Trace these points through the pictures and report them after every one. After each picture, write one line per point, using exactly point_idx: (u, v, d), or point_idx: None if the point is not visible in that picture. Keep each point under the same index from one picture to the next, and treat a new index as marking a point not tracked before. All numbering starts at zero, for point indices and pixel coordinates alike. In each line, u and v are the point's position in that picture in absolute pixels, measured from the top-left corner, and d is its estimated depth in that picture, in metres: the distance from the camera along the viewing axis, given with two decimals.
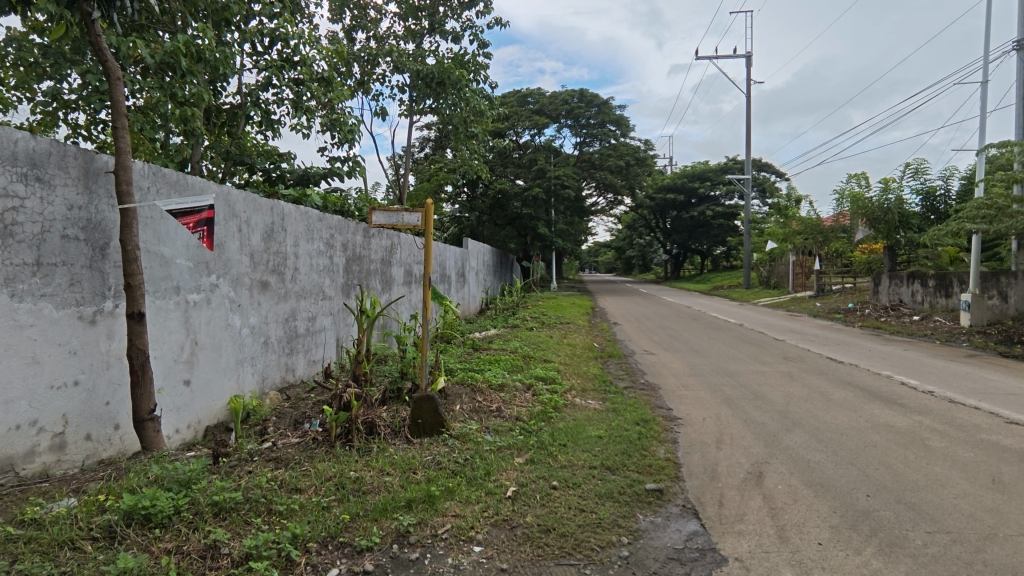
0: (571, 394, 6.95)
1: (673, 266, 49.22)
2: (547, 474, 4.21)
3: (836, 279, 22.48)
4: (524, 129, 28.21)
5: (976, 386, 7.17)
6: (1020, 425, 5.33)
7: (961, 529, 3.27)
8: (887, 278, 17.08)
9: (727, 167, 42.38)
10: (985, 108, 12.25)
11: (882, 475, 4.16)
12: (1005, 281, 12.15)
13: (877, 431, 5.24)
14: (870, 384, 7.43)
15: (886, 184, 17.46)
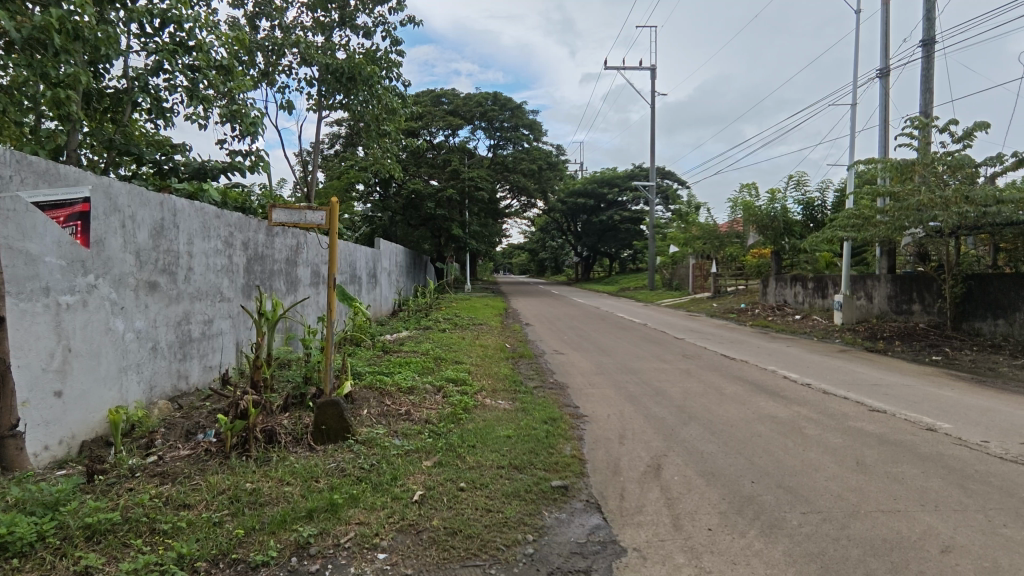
0: (481, 395, 6.97)
1: (584, 269, 50.74)
2: (455, 476, 4.20)
3: (730, 282, 24.15)
4: (438, 130, 28.00)
5: (846, 378, 7.96)
6: (880, 412, 5.96)
7: (830, 508, 3.62)
8: (774, 280, 18.57)
9: (634, 173, 44.31)
10: (855, 128, 13.63)
11: (765, 462, 4.51)
12: (870, 284, 13.83)
13: (762, 422, 5.68)
14: (757, 378, 8.04)
15: (773, 194, 19.01)
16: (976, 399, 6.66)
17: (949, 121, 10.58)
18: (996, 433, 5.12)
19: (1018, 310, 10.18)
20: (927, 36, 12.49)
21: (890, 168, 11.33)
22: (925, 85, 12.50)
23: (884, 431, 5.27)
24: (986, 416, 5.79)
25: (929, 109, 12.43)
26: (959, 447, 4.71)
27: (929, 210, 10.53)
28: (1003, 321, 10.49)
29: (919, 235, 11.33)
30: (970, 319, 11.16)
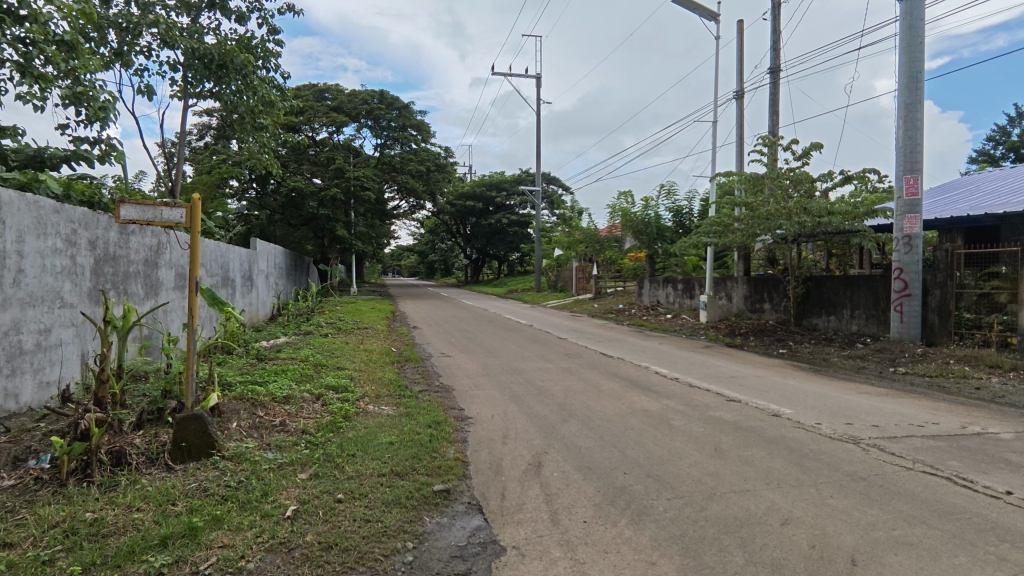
0: (363, 402, 6.76)
1: (473, 271, 50.99)
2: (332, 488, 4.02)
3: (610, 283, 25.48)
4: (321, 126, 26.81)
5: (708, 372, 8.69)
6: (735, 402, 6.58)
7: (692, 492, 3.92)
8: (648, 282, 19.87)
9: (521, 178, 45.32)
10: (715, 143, 14.97)
11: (636, 453, 4.81)
12: (730, 285, 15.29)
13: (634, 416, 6.04)
14: (632, 374, 8.56)
15: (647, 202, 20.35)
16: (812, 386, 7.56)
17: (791, 140, 11.93)
18: (827, 416, 5.85)
19: (845, 306, 11.70)
20: (774, 64, 14.02)
21: (744, 181, 12.57)
22: (772, 108, 14.01)
23: (739, 418, 5.81)
24: (820, 400, 6.60)
25: (776, 130, 13.95)
26: (798, 430, 5.31)
27: (776, 220, 11.83)
28: (834, 317, 12.00)
29: (768, 242, 12.68)
30: (809, 316, 12.68)
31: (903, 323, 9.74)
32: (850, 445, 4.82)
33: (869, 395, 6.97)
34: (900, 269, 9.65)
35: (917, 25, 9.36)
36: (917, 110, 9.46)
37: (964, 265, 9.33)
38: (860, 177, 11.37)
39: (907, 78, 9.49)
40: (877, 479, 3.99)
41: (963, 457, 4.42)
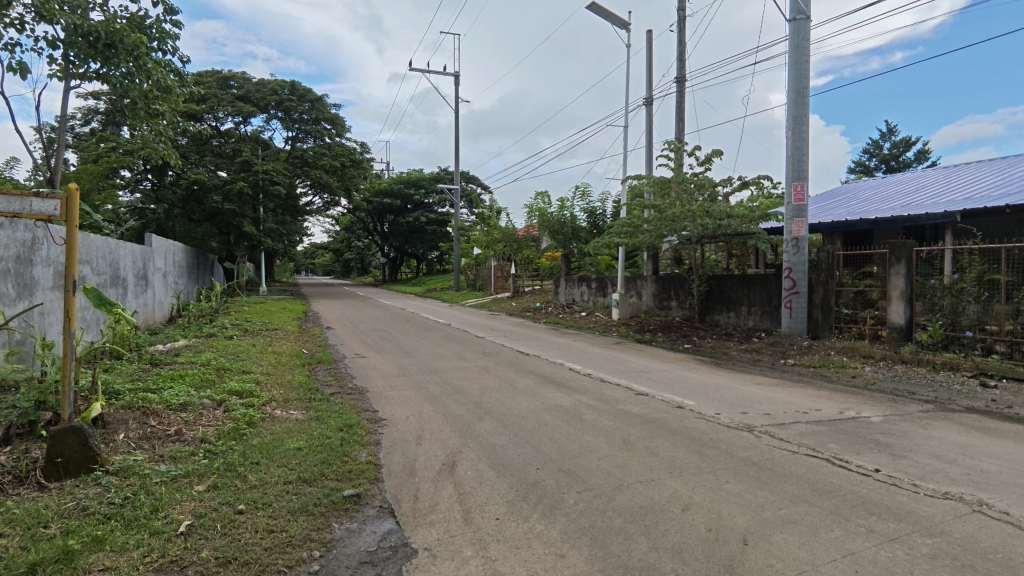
0: (270, 406, 6.43)
1: (390, 269, 49.98)
2: (232, 499, 3.80)
3: (528, 282, 25.81)
4: (225, 115, 25.26)
5: (619, 367, 9.01)
6: (644, 395, 6.87)
7: (601, 484, 4.06)
8: (564, 280, 20.35)
9: (439, 176, 44.94)
10: (626, 147, 15.54)
11: (549, 449, 4.90)
12: (640, 284, 15.95)
13: (548, 412, 6.15)
14: (547, 371, 8.73)
15: (563, 202, 20.82)
16: (713, 379, 8.04)
17: (695, 147, 12.62)
18: (725, 406, 6.24)
19: (743, 304, 12.53)
20: (680, 74, 14.76)
21: (652, 184, 13.16)
22: (678, 116, 14.75)
23: (646, 411, 6.07)
24: (719, 392, 7.04)
25: (682, 137, 14.70)
26: (700, 420, 5.63)
27: (681, 221, 12.48)
28: (734, 314, 12.82)
29: (674, 242, 13.35)
30: (711, 312, 13.46)
31: (792, 318, 10.58)
32: (744, 433, 5.16)
33: (763, 386, 7.51)
34: (790, 269, 10.49)
35: (803, 45, 10.18)
36: (803, 123, 10.29)
37: (843, 265, 10.24)
38: (756, 183, 12.22)
39: (794, 93, 10.31)
40: (767, 463, 4.31)
41: (840, 440, 4.86)
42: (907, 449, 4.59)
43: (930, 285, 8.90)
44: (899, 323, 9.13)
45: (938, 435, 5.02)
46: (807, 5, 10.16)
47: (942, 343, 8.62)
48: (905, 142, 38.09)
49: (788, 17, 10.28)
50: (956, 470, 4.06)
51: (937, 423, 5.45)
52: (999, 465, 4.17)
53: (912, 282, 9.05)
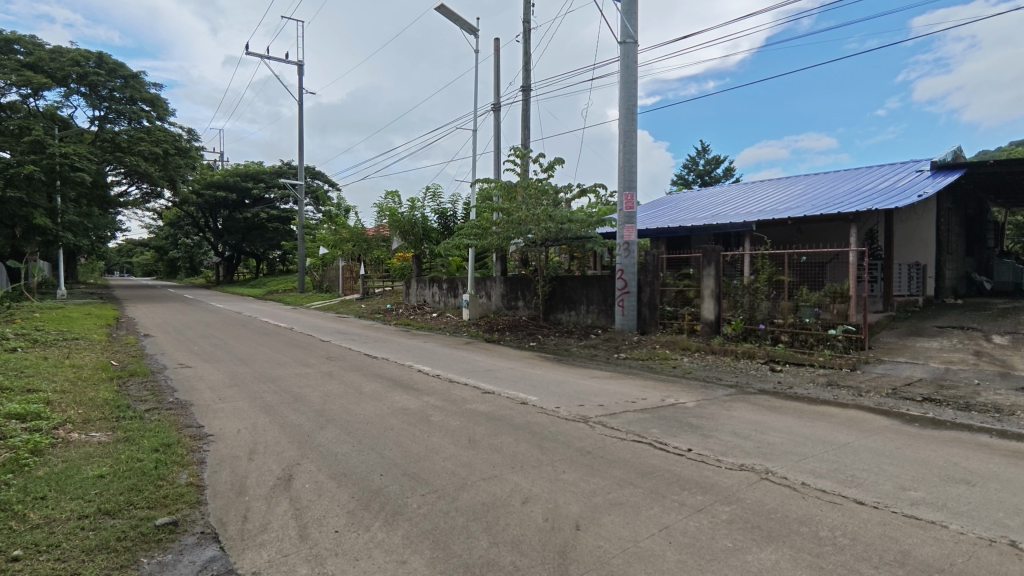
0: (63, 430, 5.49)
1: (225, 269, 45.64)
2: (6, 544, 3.18)
3: (378, 284, 25.15)
4: (9, 85, 21.17)
5: (467, 367, 9.12)
6: (490, 393, 7.03)
7: (444, 485, 4.07)
8: (415, 281, 20.21)
9: (282, 171, 42.04)
10: (475, 150, 15.82)
11: (394, 453, 4.80)
12: (488, 285, 16.35)
13: (395, 416, 6.03)
14: (394, 374, 8.56)
15: (413, 202, 20.58)
16: (555, 374, 8.49)
17: (539, 154, 13.20)
18: (564, 399, 6.62)
19: (582, 303, 13.40)
20: (526, 84, 15.38)
21: (499, 189, 13.55)
22: (524, 123, 15.37)
23: (492, 409, 6.23)
24: (560, 387, 7.45)
25: (528, 144, 15.33)
26: (541, 415, 5.90)
27: (527, 225, 13.05)
28: (574, 312, 13.65)
29: (520, 245, 13.88)
30: (554, 311, 14.20)
31: (624, 316, 11.57)
32: (580, 424, 5.52)
33: (598, 379, 8.09)
34: (622, 271, 11.45)
35: (632, 67, 11.15)
36: (633, 137, 11.27)
37: (666, 267, 11.41)
38: (593, 190, 13.13)
39: (625, 110, 11.25)
40: (599, 451, 4.64)
41: (661, 425, 5.40)
42: (713, 429, 5.24)
43: (733, 285, 10.25)
44: (710, 318, 10.37)
45: (738, 415, 5.80)
46: (635, 30, 11.14)
47: (742, 335, 9.95)
48: (716, 161, 43.56)
49: (619, 40, 11.20)
50: (750, 444, 4.72)
51: (737, 405, 6.30)
52: (781, 437, 4.92)
53: (720, 281, 10.36)
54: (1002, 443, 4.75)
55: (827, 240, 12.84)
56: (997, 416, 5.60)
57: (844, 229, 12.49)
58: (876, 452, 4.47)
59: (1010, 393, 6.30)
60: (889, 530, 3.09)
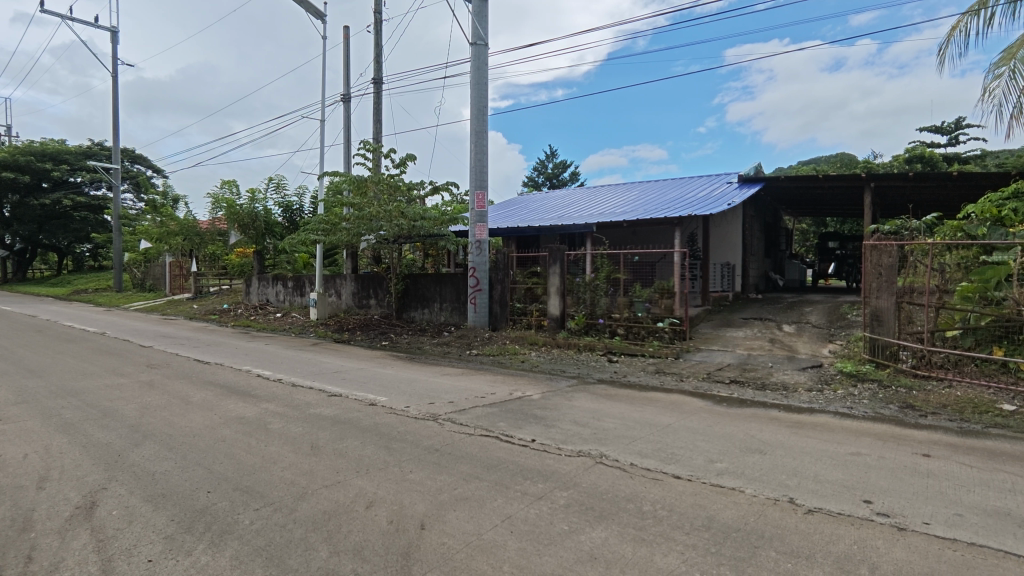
0: None
1: (14, 265, 38.43)
2: None
3: (213, 282, 22.86)
4: None
5: (313, 370, 8.64)
6: (336, 396, 6.74)
7: (281, 497, 3.81)
8: (256, 279, 18.75)
9: (91, 152, 36.47)
10: (323, 142, 15.05)
11: (224, 467, 4.39)
12: (338, 283, 15.67)
13: (227, 426, 5.52)
14: (228, 381, 7.83)
15: (253, 194, 18.96)
16: (406, 373, 8.38)
17: (390, 150, 12.91)
18: (415, 398, 6.56)
19: (435, 300, 13.37)
20: (377, 76, 14.95)
21: (349, 183, 13.02)
22: (375, 117, 14.93)
23: (338, 412, 5.97)
24: (410, 385, 7.37)
25: (380, 139, 14.92)
26: (390, 416, 5.79)
27: (378, 221, 12.70)
28: (427, 310, 13.58)
29: (371, 242, 13.48)
30: (407, 310, 14.01)
31: (476, 312, 11.78)
32: (429, 422, 5.51)
33: (450, 376, 8.14)
34: (474, 269, 11.65)
35: (482, 69, 11.34)
36: (484, 138, 11.48)
37: (516, 265, 11.80)
38: (445, 188, 13.16)
39: (476, 110, 11.42)
40: (447, 448, 4.66)
41: (508, 418, 5.58)
42: (555, 419, 5.53)
43: (576, 283, 10.91)
44: (555, 314, 10.94)
45: (578, 404, 6.19)
46: (486, 33, 11.34)
47: (584, 329, 10.64)
48: (563, 164, 46.03)
49: (470, 41, 11.33)
50: (586, 431, 5.06)
51: (578, 395, 6.72)
52: (615, 422, 5.34)
53: (564, 279, 10.98)
54: (787, 416, 5.62)
55: (656, 242, 14.19)
56: (784, 393, 6.62)
57: (670, 232, 13.91)
58: (692, 431, 5.04)
59: (794, 373, 7.48)
60: (699, 499, 3.49)
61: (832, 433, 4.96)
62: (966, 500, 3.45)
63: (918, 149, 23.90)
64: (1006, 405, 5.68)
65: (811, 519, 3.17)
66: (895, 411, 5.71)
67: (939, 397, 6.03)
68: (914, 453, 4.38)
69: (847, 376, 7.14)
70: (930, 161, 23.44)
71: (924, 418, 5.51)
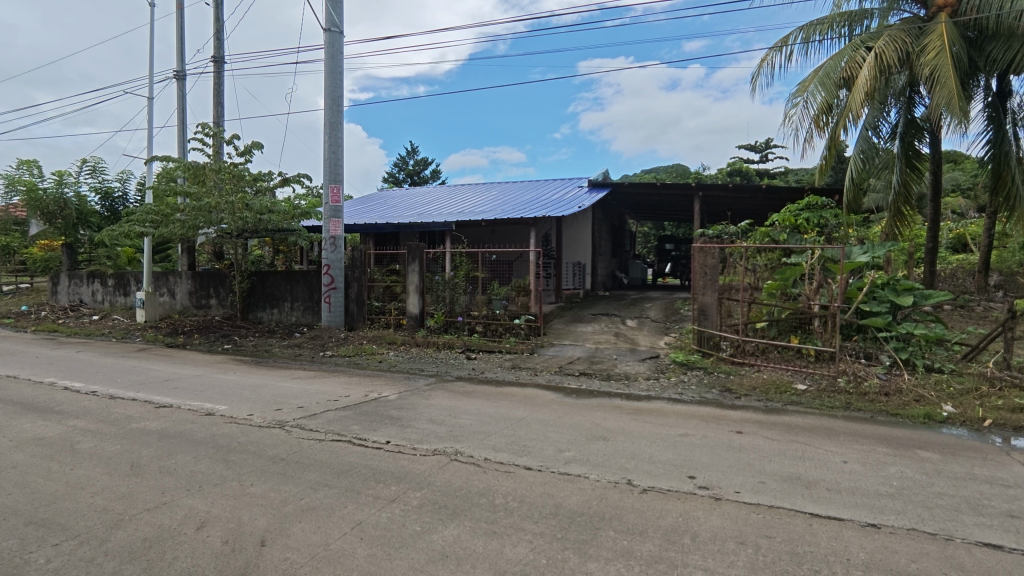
0: None
1: None
2: None
3: (7, 280, 19.28)
4: None
5: (138, 379, 7.65)
6: (165, 407, 6.03)
7: (90, 527, 3.32)
8: (67, 277, 16.20)
9: None
10: (151, 122, 13.40)
11: (14, 498, 3.72)
12: (171, 281, 14.05)
13: (20, 449, 4.68)
14: (24, 396, 6.64)
15: (61, 177, 16.32)
16: (251, 378, 7.75)
17: (233, 136, 11.85)
18: (259, 405, 6.08)
19: (286, 300, 12.53)
20: (218, 54, 13.64)
21: (185, 170, 11.73)
22: (215, 99, 13.60)
23: (166, 425, 5.34)
24: (254, 391, 6.82)
25: (222, 123, 13.63)
26: (228, 426, 5.30)
27: (218, 213, 11.58)
28: (276, 310, 12.68)
29: (211, 235, 12.27)
30: (254, 309, 12.97)
31: (331, 312, 11.26)
32: (275, 430, 5.14)
33: (300, 380, 7.67)
34: (328, 266, 11.12)
35: (336, 57, 10.83)
36: (339, 130, 10.98)
37: (374, 263, 11.49)
38: (296, 180, 12.38)
39: (330, 100, 10.88)
40: (294, 457, 4.39)
41: (361, 421, 5.40)
42: (411, 419, 5.45)
43: (435, 281, 10.84)
44: (414, 313, 10.82)
45: (435, 403, 6.17)
46: (340, 20, 10.84)
47: (444, 327, 10.64)
48: (424, 161, 45.62)
49: (324, 27, 10.77)
50: (442, 429, 5.06)
51: (436, 393, 6.70)
52: (471, 419, 5.41)
53: (424, 277, 10.88)
54: (628, 403, 6.09)
55: (514, 241, 14.62)
56: (626, 382, 7.19)
57: (527, 232, 14.41)
58: (543, 423, 5.26)
59: (635, 364, 8.13)
60: (547, 488, 3.65)
61: (665, 418, 5.47)
62: (768, 468, 4.00)
63: (737, 163, 27.27)
64: (799, 385, 6.68)
65: (645, 498, 3.47)
66: (716, 395, 6.45)
67: (751, 381, 6.92)
68: (730, 431, 4.98)
69: (679, 365, 7.93)
70: (746, 175, 26.88)
71: (739, 399, 6.30)
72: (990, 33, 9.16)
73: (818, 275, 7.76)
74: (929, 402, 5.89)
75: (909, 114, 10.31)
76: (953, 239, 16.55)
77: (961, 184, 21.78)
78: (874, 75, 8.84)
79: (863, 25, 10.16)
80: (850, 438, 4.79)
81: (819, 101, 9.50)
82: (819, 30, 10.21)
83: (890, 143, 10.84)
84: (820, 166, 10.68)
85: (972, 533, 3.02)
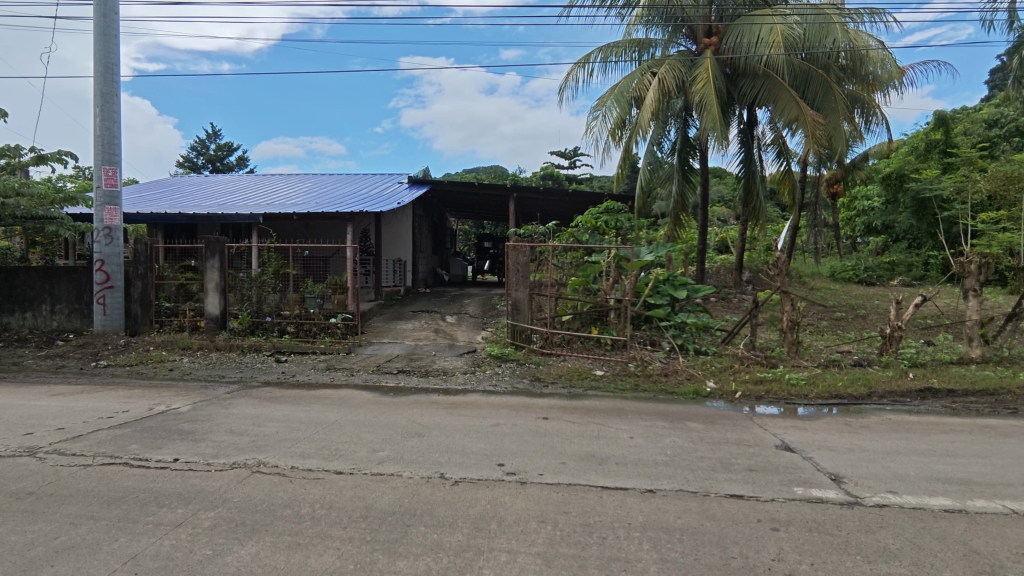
0: None
1: None
2: None
3: None
4: None
5: None
6: None
7: None
8: None
9: None
10: None
11: None
12: None
13: None
14: None
15: None
16: None
17: None
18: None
19: (43, 302, 10.42)
20: None
21: None
22: None
23: None
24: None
25: None
26: None
27: None
28: (30, 314, 10.49)
29: None
30: None
31: (106, 315, 9.63)
32: (23, 459, 4.24)
33: (62, 396, 6.45)
34: (100, 262, 9.49)
35: (110, 17, 9.27)
36: (115, 103, 9.43)
37: (162, 257, 10.12)
38: (56, 158, 10.36)
39: (102, 66, 9.28)
40: (48, 489, 3.67)
41: (142, 438, 4.71)
42: (206, 432, 4.90)
43: (239, 278, 9.90)
44: (214, 314, 9.77)
45: (236, 412, 5.63)
46: None
47: (249, 328, 9.75)
48: (228, 147, 41.35)
49: None
50: (244, 440, 4.64)
51: (237, 401, 6.11)
52: (277, 426, 5.03)
53: (225, 274, 9.86)
54: (444, 398, 6.18)
55: (329, 236, 13.93)
56: (443, 377, 7.30)
57: (343, 228, 13.82)
58: (357, 424, 5.10)
59: (452, 359, 8.28)
60: (358, 490, 3.55)
61: (479, 409, 5.67)
62: (568, 449, 4.36)
63: (549, 169, 29.26)
64: (598, 371, 7.40)
65: (456, 489, 3.56)
66: (528, 385, 6.85)
67: (557, 370, 7.49)
68: (537, 418, 5.33)
69: (494, 357, 8.27)
70: (557, 179, 28.98)
71: (546, 387, 6.77)
72: (742, 72, 11.03)
73: (613, 273, 8.63)
74: (697, 379, 6.93)
75: (685, 133, 11.97)
76: (718, 241, 19.64)
77: (724, 196, 25.98)
78: (658, 98, 10.09)
79: (649, 53, 11.54)
80: (636, 416, 5.45)
81: (615, 116, 10.58)
82: (615, 52, 11.38)
83: (671, 157, 12.46)
84: (617, 174, 11.90)
85: (722, 487, 3.63)
